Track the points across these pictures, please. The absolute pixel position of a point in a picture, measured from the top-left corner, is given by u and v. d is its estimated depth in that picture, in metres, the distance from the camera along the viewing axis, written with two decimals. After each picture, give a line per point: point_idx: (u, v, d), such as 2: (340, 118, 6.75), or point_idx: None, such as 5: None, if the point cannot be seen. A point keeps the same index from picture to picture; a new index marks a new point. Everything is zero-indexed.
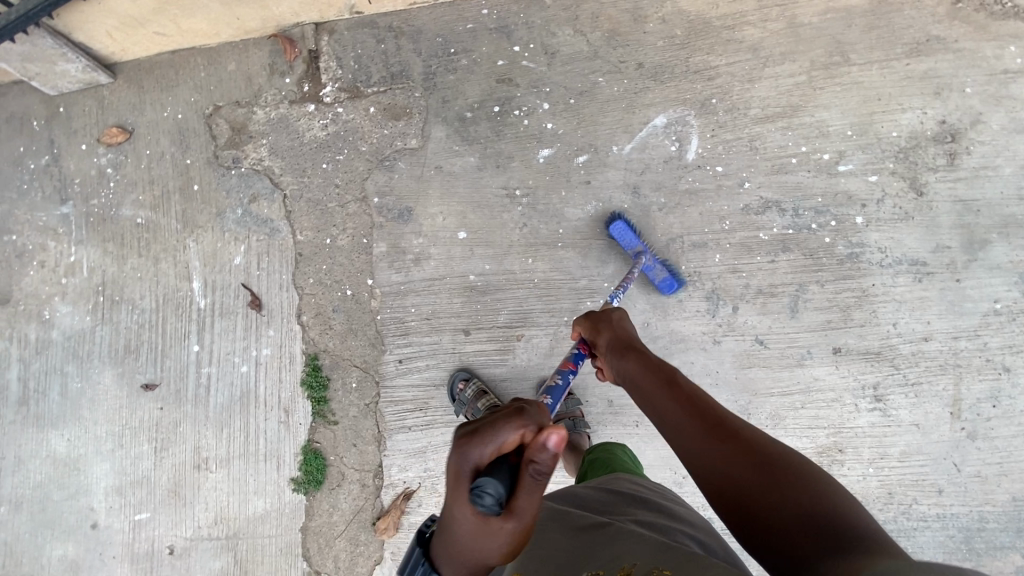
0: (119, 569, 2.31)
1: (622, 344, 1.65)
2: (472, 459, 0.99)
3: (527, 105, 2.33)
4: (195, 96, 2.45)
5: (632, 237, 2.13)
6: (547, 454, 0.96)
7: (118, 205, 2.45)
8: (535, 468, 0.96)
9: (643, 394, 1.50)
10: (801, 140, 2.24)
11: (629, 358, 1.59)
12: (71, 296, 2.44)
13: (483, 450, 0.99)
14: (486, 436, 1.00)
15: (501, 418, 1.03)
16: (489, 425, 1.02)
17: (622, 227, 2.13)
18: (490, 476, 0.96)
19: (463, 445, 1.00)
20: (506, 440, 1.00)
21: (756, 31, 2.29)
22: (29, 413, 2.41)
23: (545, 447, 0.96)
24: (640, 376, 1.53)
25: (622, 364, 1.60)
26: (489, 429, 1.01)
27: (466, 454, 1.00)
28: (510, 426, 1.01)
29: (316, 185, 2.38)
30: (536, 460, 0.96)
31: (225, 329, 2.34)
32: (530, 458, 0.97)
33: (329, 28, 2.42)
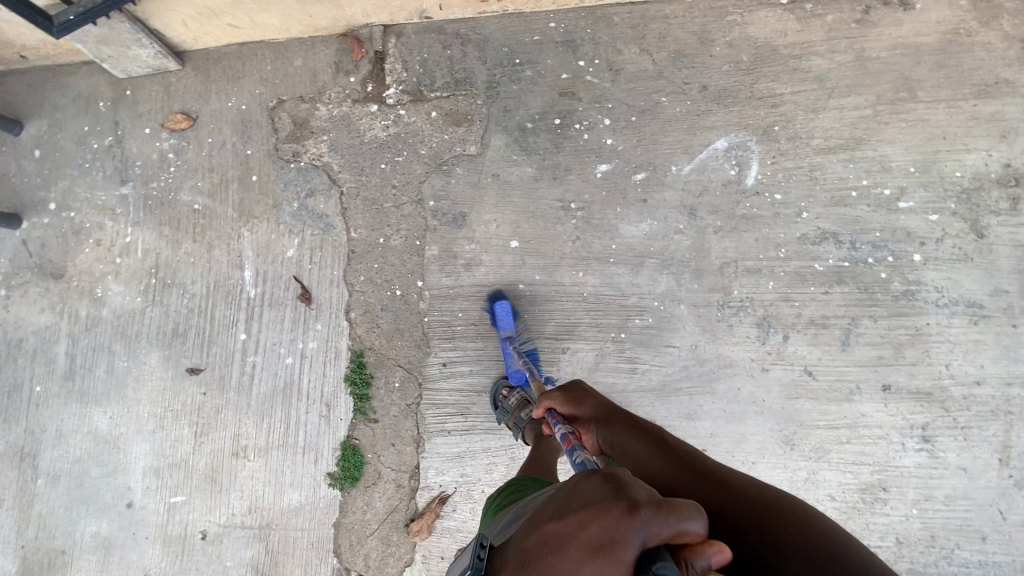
0: (151, 550, 2.32)
1: (608, 412, 1.47)
2: (645, 536, 0.81)
3: (588, 119, 2.34)
4: (260, 88, 2.49)
5: (510, 321, 2.22)
6: (710, 564, 0.87)
7: (177, 190, 2.48)
8: (693, 573, 0.85)
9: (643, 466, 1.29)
10: (863, 173, 2.23)
11: (615, 425, 1.42)
12: (124, 276, 2.46)
13: (661, 531, 0.82)
14: (669, 515, 0.83)
15: (682, 501, 0.87)
16: (670, 504, 0.85)
17: (504, 308, 2.22)
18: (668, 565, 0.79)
19: (644, 517, 0.82)
20: (688, 529, 0.84)
21: (824, 61, 2.28)
22: (73, 388, 2.42)
23: (712, 557, 0.86)
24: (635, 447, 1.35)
25: (610, 432, 1.42)
26: (674, 511, 0.84)
27: (639, 526, 0.82)
28: (694, 516, 0.86)
29: (373, 185, 2.40)
30: (696, 564, 0.85)
31: (274, 319, 2.37)
32: (692, 561, 0.85)
33: (397, 31, 2.45)
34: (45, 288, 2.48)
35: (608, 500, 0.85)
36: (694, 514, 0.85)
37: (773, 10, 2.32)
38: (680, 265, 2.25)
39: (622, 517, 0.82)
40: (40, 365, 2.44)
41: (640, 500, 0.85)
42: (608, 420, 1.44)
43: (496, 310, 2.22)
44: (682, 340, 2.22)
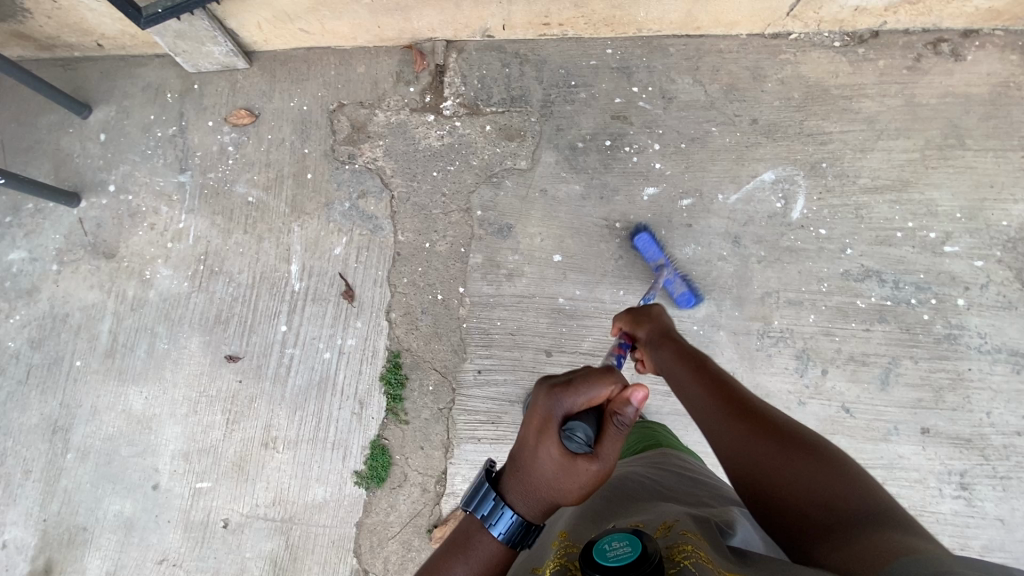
0: (172, 535, 2.31)
1: (665, 337, 1.60)
2: (565, 406, 1.17)
3: (638, 143, 2.40)
4: (323, 91, 2.58)
5: (657, 248, 2.26)
6: (631, 408, 1.15)
7: (233, 181, 2.56)
8: (618, 419, 1.15)
9: (676, 379, 1.50)
10: (910, 215, 2.25)
11: (667, 352, 1.57)
12: (174, 260, 2.52)
13: (575, 399, 1.16)
14: (578, 389, 1.17)
15: (593, 375, 1.19)
16: (581, 378, 1.19)
17: (646, 239, 2.26)
18: (579, 420, 1.15)
19: (558, 393, 1.17)
20: (599, 392, 1.17)
21: (874, 104, 2.34)
22: (112, 366, 2.45)
23: (629, 402, 1.15)
24: (675, 366, 1.52)
25: (662, 358, 1.57)
26: (580, 383, 1.17)
27: (559, 398, 1.17)
28: (600, 382, 1.18)
29: (423, 191, 2.46)
30: (620, 413, 1.15)
31: (315, 314, 2.41)
32: (617, 410, 1.16)
33: (459, 46, 2.54)
34: (96, 266, 2.55)
35: (538, 391, 1.21)
36: (596, 380, 1.17)
37: (825, 51, 2.39)
38: (722, 291, 2.27)
39: (546, 398, 1.18)
40: (83, 341, 2.49)
41: (562, 382, 1.20)
42: (660, 345, 1.59)
43: (636, 244, 2.28)
44: (719, 366, 2.22)
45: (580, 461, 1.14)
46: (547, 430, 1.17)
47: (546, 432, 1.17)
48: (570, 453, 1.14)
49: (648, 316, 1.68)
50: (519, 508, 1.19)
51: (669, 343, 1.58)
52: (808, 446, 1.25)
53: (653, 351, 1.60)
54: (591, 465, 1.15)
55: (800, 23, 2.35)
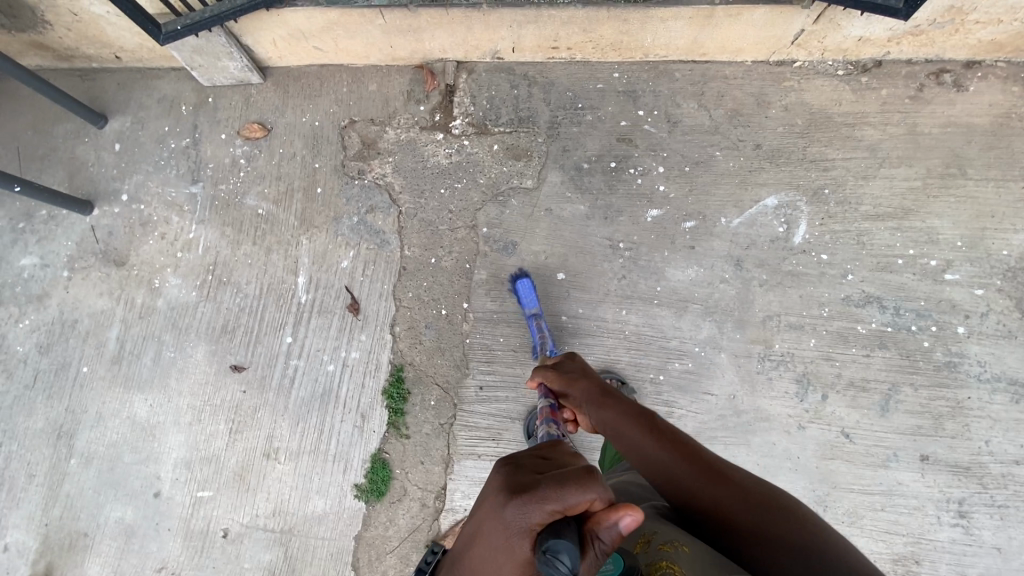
0: (171, 543, 2.31)
1: (599, 393, 1.54)
2: (532, 518, 0.86)
3: (643, 165, 2.44)
4: (334, 108, 2.63)
5: (533, 296, 2.29)
6: (616, 528, 0.88)
7: (244, 194, 2.60)
8: (598, 543, 0.88)
9: (618, 434, 1.45)
10: (911, 242, 2.27)
11: (610, 409, 1.49)
12: (182, 270, 2.55)
13: (547, 511, 0.86)
14: (555, 494, 0.86)
15: (572, 476, 0.90)
16: (556, 481, 0.89)
17: (525, 284, 2.30)
18: (558, 538, 0.83)
19: (521, 501, 0.87)
20: (576, 503, 0.87)
21: (876, 132, 2.37)
22: (118, 373, 2.48)
23: (616, 522, 0.88)
24: (621, 424, 1.46)
25: (606, 416, 1.49)
26: (557, 489, 0.87)
27: (522, 510, 0.86)
28: (579, 487, 0.88)
29: (431, 207, 2.50)
30: (602, 534, 0.88)
31: (320, 326, 2.44)
32: (597, 530, 0.88)
33: (469, 67, 2.60)
34: (106, 273, 2.58)
35: (495, 492, 0.91)
36: (580, 487, 0.87)
37: (829, 80, 2.43)
38: (723, 313, 2.29)
39: (505, 507, 0.88)
40: (90, 348, 2.52)
41: (529, 484, 0.90)
42: (603, 403, 1.51)
43: (517, 288, 2.31)
44: (720, 388, 2.24)
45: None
46: (503, 546, 0.87)
47: (503, 551, 0.88)
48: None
49: (582, 373, 1.63)
50: None
51: (605, 398, 1.52)
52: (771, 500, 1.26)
53: (589, 406, 1.53)
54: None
55: (805, 52, 2.39)
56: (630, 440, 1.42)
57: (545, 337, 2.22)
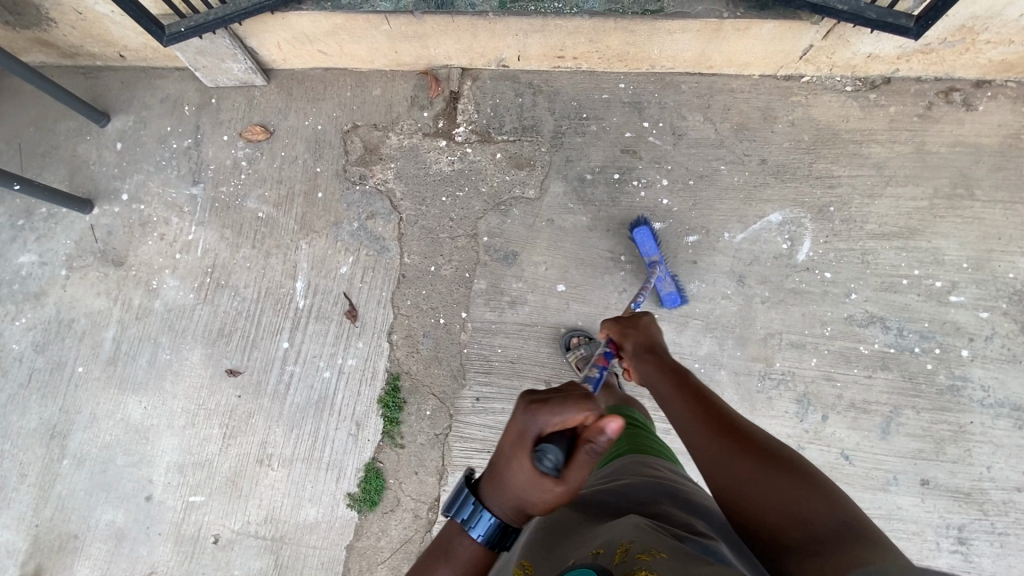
0: (162, 547, 2.30)
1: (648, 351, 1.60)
2: (539, 424, 1.03)
3: (646, 178, 2.41)
4: (337, 112, 2.62)
5: (654, 244, 2.26)
6: (606, 436, 1.00)
7: (244, 196, 2.59)
8: (593, 448, 1.00)
9: (660, 396, 1.47)
10: (916, 263, 2.24)
11: (648, 362, 1.56)
12: (181, 271, 2.54)
13: (550, 419, 1.02)
14: (556, 408, 1.03)
15: (572, 391, 1.07)
16: (558, 393, 1.06)
17: (645, 233, 2.26)
18: (551, 443, 1.01)
19: (532, 406, 1.05)
20: (574, 410, 1.03)
21: (883, 150, 2.34)
22: (114, 374, 2.47)
23: (606, 429, 1.00)
24: (659, 383, 1.49)
25: (643, 368, 1.56)
26: (559, 403, 1.04)
27: (530, 413, 1.04)
28: (577, 405, 1.04)
29: (432, 215, 2.48)
30: (596, 440, 1.00)
31: (317, 332, 2.42)
32: (591, 438, 1.01)
33: (474, 74, 2.58)
34: (104, 273, 2.57)
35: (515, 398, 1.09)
36: (575, 402, 1.04)
37: (837, 95, 2.40)
38: (724, 330, 2.26)
39: (520, 408, 1.06)
40: (86, 348, 2.50)
41: (539, 395, 1.08)
42: (642, 355, 1.59)
43: (636, 236, 2.27)
44: None
45: (546, 484, 1.00)
46: (517, 443, 1.04)
47: (516, 445, 1.04)
48: (537, 474, 1.00)
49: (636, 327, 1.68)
50: (488, 517, 1.07)
51: (653, 357, 1.57)
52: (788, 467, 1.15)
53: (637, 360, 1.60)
54: (556, 490, 1.00)
55: (813, 67, 2.37)
56: (669, 398, 1.44)
57: (653, 288, 2.25)
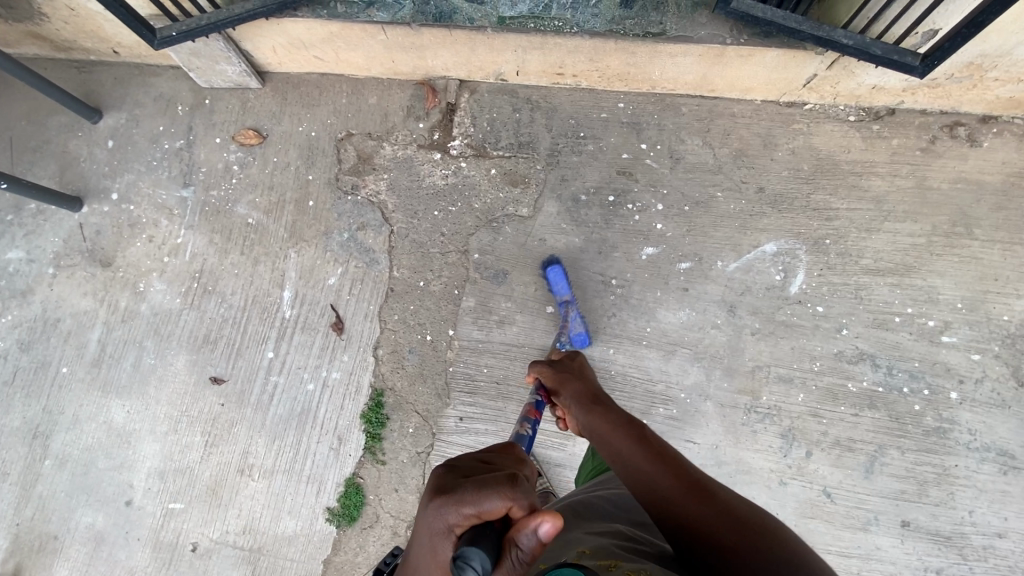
0: (140, 553, 2.30)
1: (588, 397, 1.67)
2: (454, 520, 0.97)
3: (641, 201, 2.38)
4: (332, 119, 2.58)
5: (566, 283, 2.25)
6: (535, 534, 0.95)
7: (235, 201, 2.56)
8: (517, 549, 0.95)
9: (608, 441, 1.51)
10: (910, 301, 2.21)
11: (593, 410, 1.62)
12: (168, 275, 2.52)
13: (467, 514, 0.96)
14: (472, 500, 0.97)
15: (491, 484, 1.00)
16: (473, 487, 1.00)
17: (558, 273, 2.25)
18: (473, 547, 0.93)
19: (442, 506, 0.98)
20: (492, 509, 0.97)
21: (883, 183, 2.30)
22: (98, 376, 2.46)
23: (535, 527, 0.94)
24: (603, 427, 1.55)
25: (588, 416, 1.61)
26: (476, 495, 0.97)
27: (441, 512, 0.98)
28: (499, 496, 0.97)
29: (423, 229, 2.45)
30: (522, 542, 0.96)
31: (303, 343, 2.40)
32: (516, 537, 0.96)
33: (472, 86, 2.54)
34: (91, 273, 2.55)
35: (426, 493, 1.03)
36: (493, 495, 0.97)
37: (839, 124, 2.36)
38: (712, 360, 2.24)
39: (429, 507, 1.00)
40: (71, 348, 2.49)
41: (451, 487, 1.01)
42: (586, 403, 1.65)
43: (549, 275, 2.25)
44: (703, 437, 2.20)
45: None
46: (430, 548, 0.98)
47: (429, 550, 0.99)
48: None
49: (576, 374, 1.78)
50: None
51: (591, 400, 1.65)
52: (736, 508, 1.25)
53: (577, 404, 1.66)
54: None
55: (817, 95, 2.32)
56: (609, 441, 1.50)
57: (564, 334, 2.24)
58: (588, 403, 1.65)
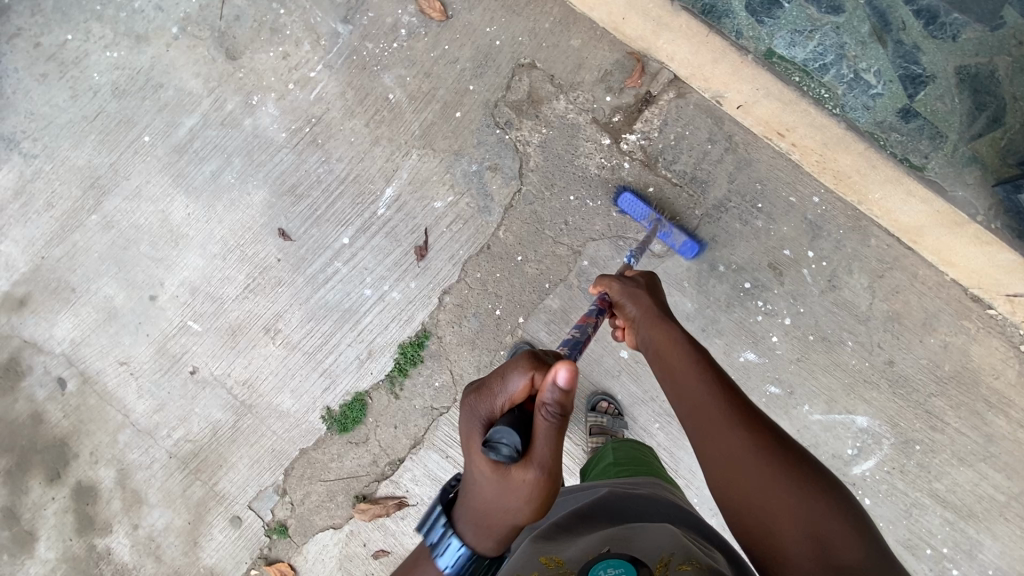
0: (144, 347, 2.31)
1: (653, 306, 1.47)
2: (481, 416, 1.03)
3: (773, 306, 2.19)
4: (524, 37, 2.26)
5: (644, 206, 2.16)
6: (556, 389, 0.94)
7: (385, 67, 2.30)
8: (545, 409, 0.95)
9: (666, 362, 1.36)
10: (950, 542, 2.14)
11: (657, 324, 1.43)
12: (286, 104, 2.32)
13: (493, 401, 1.03)
14: (495, 390, 1.04)
15: (511, 365, 1.06)
16: (498, 375, 1.06)
17: (630, 199, 2.16)
18: (505, 423, 0.97)
19: (475, 402, 1.04)
20: (520, 384, 1.02)
21: (1007, 427, 2.13)
22: (175, 164, 2.32)
23: (552, 381, 0.94)
24: (664, 348, 1.38)
25: (650, 330, 1.43)
26: (498, 382, 1.04)
27: (475, 406, 1.04)
28: (518, 374, 1.03)
29: (551, 206, 2.26)
30: (547, 400, 0.95)
31: (381, 248, 2.28)
32: (541, 398, 0.96)
33: (682, 89, 2.21)
34: (212, 57, 2.32)
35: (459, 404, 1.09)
36: (505, 376, 1.04)
37: (1007, 346, 2.13)
38: None
39: (464, 409, 1.06)
40: (160, 121, 2.33)
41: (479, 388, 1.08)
42: (653, 317, 1.45)
43: (622, 206, 2.18)
44: None
45: (510, 475, 0.96)
46: (470, 445, 1.02)
47: (469, 446, 1.03)
48: (495, 469, 0.96)
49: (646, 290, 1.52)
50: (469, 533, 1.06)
51: (663, 319, 1.43)
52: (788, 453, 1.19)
53: (645, 324, 1.45)
54: (520, 474, 0.96)
55: (1009, 307, 2.06)
56: (672, 366, 1.34)
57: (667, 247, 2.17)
58: (655, 320, 1.44)
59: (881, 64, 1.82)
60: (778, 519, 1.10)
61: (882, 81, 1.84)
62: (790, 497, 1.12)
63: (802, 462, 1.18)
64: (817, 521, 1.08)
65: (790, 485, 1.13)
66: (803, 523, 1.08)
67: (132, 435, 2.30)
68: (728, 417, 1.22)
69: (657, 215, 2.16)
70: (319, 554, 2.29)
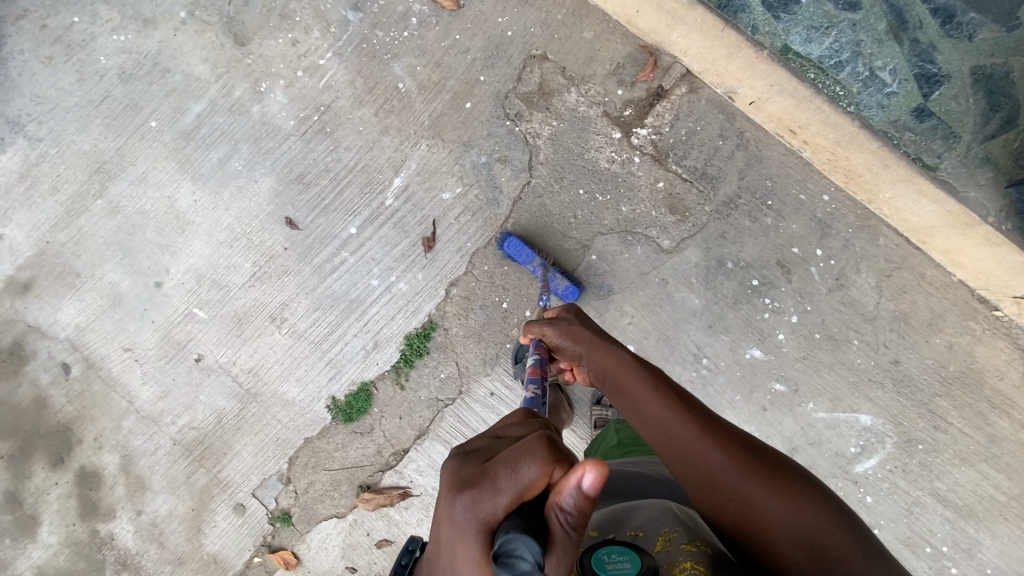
0: (149, 333, 2.30)
1: (593, 332, 1.35)
2: (477, 513, 0.76)
3: (780, 303, 2.19)
4: (536, 28, 2.24)
5: (528, 250, 2.15)
6: (579, 494, 0.72)
7: (395, 56, 2.28)
8: (560, 513, 0.73)
9: (626, 394, 1.22)
10: (950, 541, 2.16)
11: (604, 351, 1.29)
12: (295, 91, 2.30)
13: (495, 500, 0.75)
14: (498, 481, 0.77)
15: (520, 452, 0.80)
16: (504, 463, 0.79)
17: (514, 243, 2.16)
18: (517, 535, 0.72)
19: (470, 497, 0.77)
20: (532, 479, 0.76)
21: (1009, 428, 2.14)
22: (182, 150, 2.31)
23: (576, 487, 0.72)
24: (623, 380, 1.23)
25: (597, 360, 1.29)
26: (501, 473, 0.77)
27: (470, 502, 0.77)
28: (528, 463, 0.78)
29: (560, 199, 2.25)
30: (564, 501, 0.73)
31: (389, 239, 2.27)
32: (557, 502, 0.73)
33: (694, 83, 2.20)
34: (220, 42, 2.30)
35: (443, 491, 0.81)
36: (512, 464, 0.78)
37: (1012, 347, 2.14)
38: None
39: (453, 503, 0.78)
40: (167, 106, 2.31)
41: (472, 474, 0.80)
42: (596, 344, 1.31)
43: (507, 250, 2.17)
44: None
45: None
46: (459, 551, 0.77)
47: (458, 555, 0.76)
48: None
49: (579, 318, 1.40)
50: None
51: (607, 344, 1.31)
52: (764, 459, 1.16)
53: (590, 354, 1.31)
54: None
55: (1016, 309, 2.07)
56: (632, 395, 1.21)
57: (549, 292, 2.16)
58: (601, 347, 1.30)
59: (897, 62, 1.83)
60: (772, 534, 1.09)
61: (897, 79, 1.85)
62: (779, 507, 1.10)
63: (779, 464, 1.17)
64: (807, 524, 1.09)
65: (775, 496, 1.11)
66: (795, 532, 1.08)
67: (136, 421, 2.30)
68: (703, 441, 1.14)
69: (539, 260, 2.15)
70: (322, 543, 2.30)
